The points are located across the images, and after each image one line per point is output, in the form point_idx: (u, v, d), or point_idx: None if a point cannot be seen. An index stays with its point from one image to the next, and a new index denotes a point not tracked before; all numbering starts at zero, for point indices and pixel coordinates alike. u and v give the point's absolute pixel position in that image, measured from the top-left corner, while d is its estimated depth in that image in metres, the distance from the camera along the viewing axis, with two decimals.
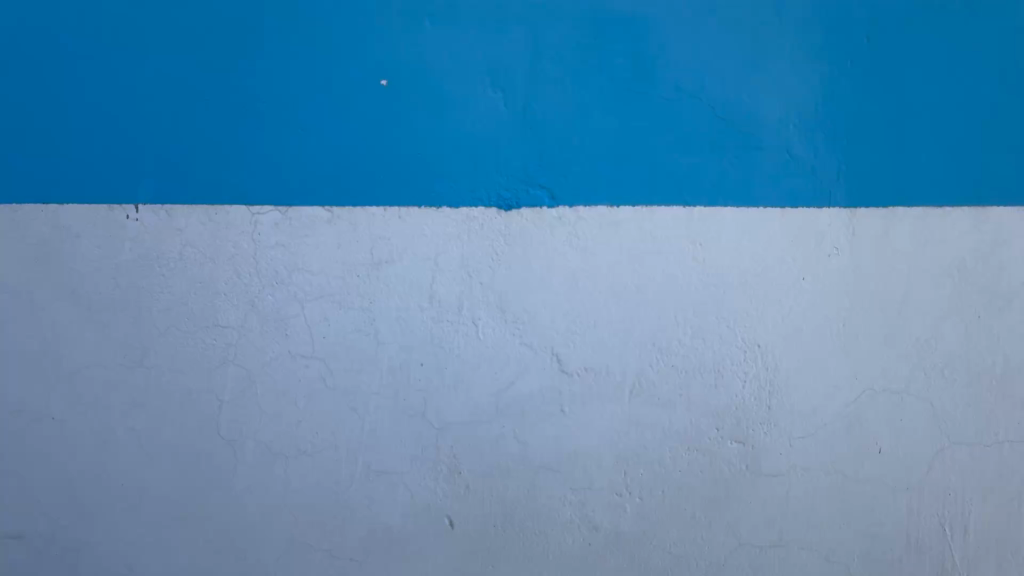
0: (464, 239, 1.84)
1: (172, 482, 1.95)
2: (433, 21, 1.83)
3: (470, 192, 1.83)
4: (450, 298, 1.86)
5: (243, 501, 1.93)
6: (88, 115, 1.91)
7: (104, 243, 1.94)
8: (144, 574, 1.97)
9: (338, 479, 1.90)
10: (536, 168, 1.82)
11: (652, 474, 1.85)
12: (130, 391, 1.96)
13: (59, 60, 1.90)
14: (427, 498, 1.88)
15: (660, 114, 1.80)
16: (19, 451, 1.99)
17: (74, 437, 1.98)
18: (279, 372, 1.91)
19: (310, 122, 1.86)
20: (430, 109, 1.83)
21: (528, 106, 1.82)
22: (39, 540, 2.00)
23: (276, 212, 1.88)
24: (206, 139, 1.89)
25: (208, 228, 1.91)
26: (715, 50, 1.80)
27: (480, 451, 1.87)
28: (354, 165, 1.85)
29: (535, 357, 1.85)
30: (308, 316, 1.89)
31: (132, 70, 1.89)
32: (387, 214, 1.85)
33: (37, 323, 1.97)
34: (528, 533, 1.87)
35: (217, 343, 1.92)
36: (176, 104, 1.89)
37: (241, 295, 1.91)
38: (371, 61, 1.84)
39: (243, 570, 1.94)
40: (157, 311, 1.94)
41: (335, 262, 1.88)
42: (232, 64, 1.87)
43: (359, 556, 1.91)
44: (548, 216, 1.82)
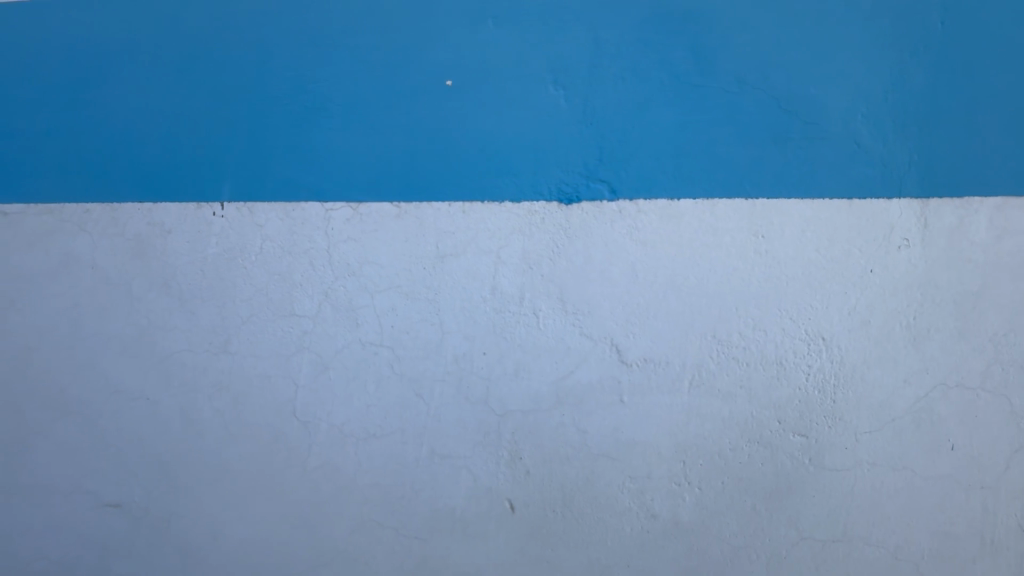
0: (526, 232, 1.90)
1: (253, 459, 2.10)
2: (496, 22, 1.90)
3: (532, 187, 1.89)
4: (512, 290, 1.93)
5: (316, 479, 2.06)
6: (178, 120, 2.08)
7: (193, 238, 2.10)
8: (227, 543, 2.14)
9: (405, 461, 2.00)
10: (596, 162, 1.86)
11: (711, 465, 1.86)
12: (215, 375, 2.12)
13: (155, 71, 2.09)
14: (489, 482, 1.96)
15: (720, 106, 1.81)
16: (119, 427, 2.20)
17: (166, 416, 2.16)
18: (350, 359, 2.03)
19: (378, 122, 1.96)
20: (492, 107, 1.90)
21: (588, 101, 1.86)
22: (136, 509, 2.20)
23: (347, 207, 1.99)
24: (283, 140, 2.01)
25: (286, 223, 2.04)
26: (777, 41, 1.79)
27: (540, 438, 1.93)
28: (420, 162, 1.94)
29: (595, 347, 1.89)
30: (377, 306, 2.00)
31: (218, 77, 2.05)
32: (452, 209, 1.93)
33: (134, 311, 2.16)
34: (587, 518, 1.92)
35: (294, 331, 2.06)
36: (257, 108, 2.03)
37: (316, 286, 2.04)
38: (437, 63, 1.92)
39: (316, 544, 2.07)
40: (240, 300, 2.09)
41: (403, 255, 1.98)
42: (307, 69, 1.99)
43: (424, 536, 2.01)
44: (609, 209, 1.86)
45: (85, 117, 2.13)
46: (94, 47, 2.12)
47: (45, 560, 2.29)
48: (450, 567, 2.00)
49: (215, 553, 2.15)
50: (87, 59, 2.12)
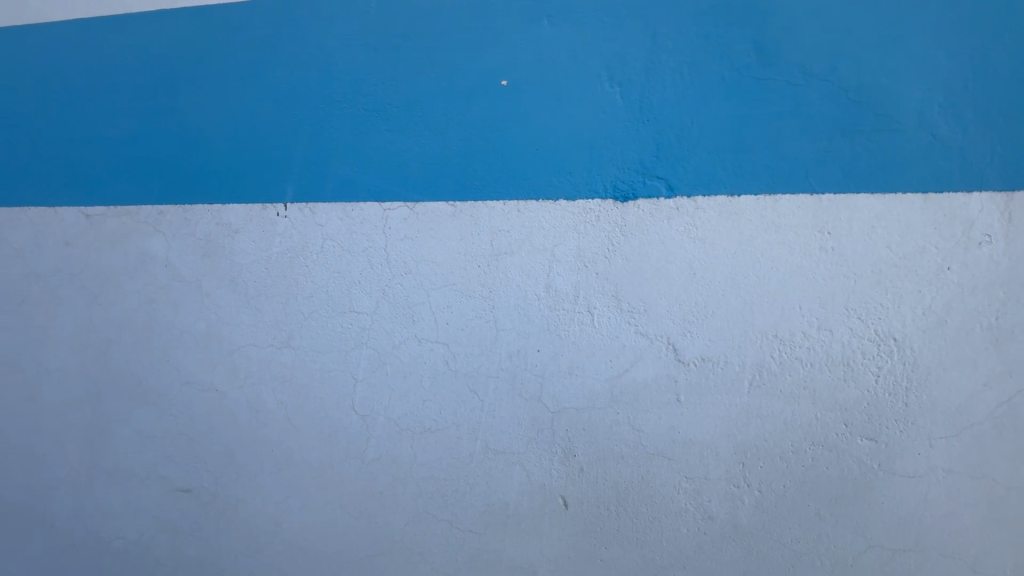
0: (581, 230, 1.91)
1: (313, 450, 2.18)
2: (551, 21, 1.90)
3: (587, 185, 1.89)
4: (567, 288, 1.93)
5: (373, 470, 2.12)
6: (245, 125, 2.18)
7: (258, 238, 2.20)
8: (289, 529, 2.23)
9: (459, 456, 2.04)
10: (652, 159, 1.84)
11: (772, 467, 1.82)
12: (279, 368, 2.22)
13: (225, 79, 2.19)
14: (543, 478, 1.98)
15: (784, 99, 1.76)
16: (190, 417, 2.32)
17: (232, 407, 2.27)
18: (406, 355, 2.08)
19: (435, 123, 2.00)
20: (548, 106, 1.91)
21: (645, 98, 1.84)
22: (205, 495, 2.32)
23: (405, 207, 2.04)
24: (344, 142, 2.08)
25: (346, 223, 2.11)
26: (845, 30, 1.73)
27: (594, 436, 1.93)
28: (475, 161, 1.97)
29: (650, 346, 1.88)
30: (433, 303, 2.05)
31: (283, 83, 2.13)
32: (507, 207, 1.96)
33: (204, 307, 2.28)
34: (642, 518, 1.91)
35: (353, 326, 2.13)
36: (319, 112, 2.10)
37: (374, 284, 2.10)
38: (493, 63, 1.95)
39: (373, 534, 2.14)
40: (302, 297, 2.18)
41: (459, 254, 2.01)
42: (367, 73, 2.06)
43: (478, 529, 2.04)
44: (666, 206, 1.84)
45: (160, 124, 2.26)
46: (168, 57, 2.25)
47: (124, 539, 2.45)
48: (503, 561, 2.03)
49: (277, 539, 2.25)
50: (162, 69, 2.26)
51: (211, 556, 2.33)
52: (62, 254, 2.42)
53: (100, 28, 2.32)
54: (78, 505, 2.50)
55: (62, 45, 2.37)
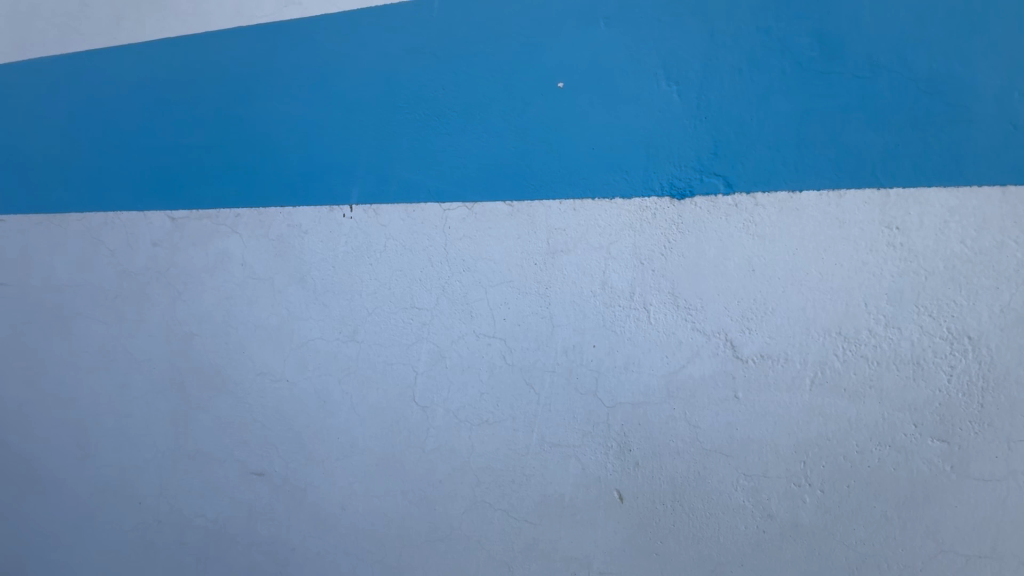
0: (637, 228, 1.93)
1: (376, 438, 2.31)
2: (607, 23, 1.94)
3: (643, 183, 1.91)
4: (622, 285, 1.97)
5: (433, 460, 2.22)
6: (314, 132, 2.32)
7: (326, 237, 2.34)
8: (353, 512, 2.36)
9: (516, 447, 2.11)
10: (710, 156, 1.84)
11: (835, 466, 1.79)
12: (345, 360, 2.35)
13: (296, 89, 2.34)
14: (598, 471, 2.02)
15: (849, 92, 1.73)
16: (263, 405, 2.50)
17: (301, 396, 2.43)
18: (465, 349, 2.16)
19: (493, 126, 2.07)
20: (604, 106, 1.95)
21: (702, 95, 1.85)
22: (276, 478, 2.49)
23: (463, 207, 2.13)
24: (406, 146, 2.19)
25: (407, 223, 2.21)
26: (915, 19, 1.69)
27: (650, 431, 1.96)
28: (532, 162, 2.03)
29: (708, 342, 1.88)
30: (491, 299, 2.12)
31: (349, 91, 2.26)
32: (564, 206, 2.01)
33: (276, 302, 2.45)
34: (699, 514, 1.92)
35: (414, 321, 2.23)
36: (383, 117, 2.22)
37: (434, 280, 2.20)
38: (550, 66, 2.00)
39: (432, 520, 2.24)
40: (366, 293, 2.30)
41: (516, 251, 2.08)
42: (428, 80, 2.15)
43: (534, 519, 2.10)
44: (724, 203, 1.84)
45: (237, 133, 2.44)
46: (245, 70, 2.42)
47: (203, 517, 2.65)
48: (558, 551, 2.08)
49: (343, 522, 2.38)
50: (239, 82, 2.43)
51: (281, 535, 2.50)
52: (150, 254, 2.65)
53: (184, 45, 2.53)
54: (163, 484, 2.72)
55: (151, 62, 2.60)
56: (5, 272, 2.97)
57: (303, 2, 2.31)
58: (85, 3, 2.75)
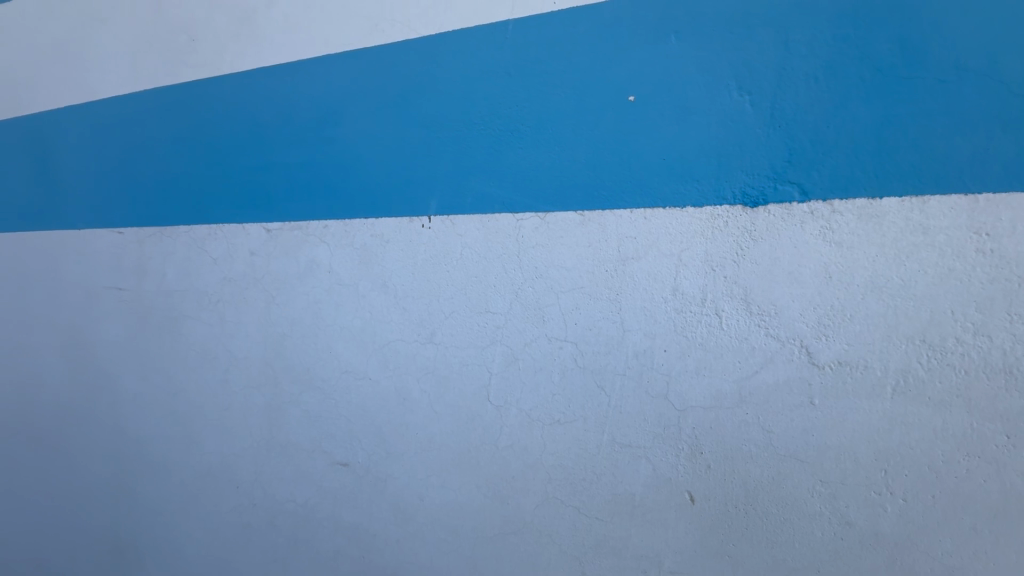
0: (709, 235, 1.98)
1: (453, 435, 2.46)
2: (678, 37, 2.00)
3: (714, 192, 1.96)
4: (694, 291, 2.02)
5: (506, 456, 2.35)
6: (395, 149, 2.50)
7: (406, 247, 2.52)
8: (431, 503, 2.53)
9: (587, 447, 2.20)
10: (784, 164, 1.87)
11: (919, 476, 1.76)
12: (423, 361, 2.52)
13: (379, 109, 2.54)
14: (669, 472, 2.07)
15: (933, 98, 1.71)
16: (348, 401, 2.71)
17: (383, 393, 2.62)
18: (537, 352, 2.28)
19: (565, 139, 2.17)
20: (674, 118, 2.01)
21: (776, 104, 1.88)
22: (360, 469, 2.70)
23: (536, 217, 2.24)
24: (481, 160, 2.32)
25: (482, 232, 2.35)
26: (1007, 20, 1.64)
27: (722, 434, 1.99)
28: (603, 173, 2.11)
29: (782, 348, 1.90)
30: (563, 305, 2.22)
31: (428, 110, 2.43)
32: (634, 215, 2.08)
33: (360, 306, 2.66)
34: (773, 518, 1.94)
35: (489, 325, 2.37)
36: (460, 133, 2.37)
37: (508, 286, 2.32)
38: (621, 81, 2.09)
39: (506, 513, 2.36)
40: (443, 298, 2.46)
41: (587, 258, 2.17)
42: (502, 97, 2.29)
43: (604, 517, 2.18)
44: (799, 210, 1.86)
45: (326, 151, 2.67)
46: (333, 94, 2.64)
47: (293, 502, 2.89)
48: (629, 548, 2.15)
49: (421, 512, 2.55)
50: (328, 104, 2.66)
51: (364, 522, 2.70)
52: (248, 262, 2.93)
53: (278, 72, 2.78)
54: (258, 471, 2.99)
55: (249, 89, 2.88)
56: (124, 279, 3.36)
57: (386, 30, 2.50)
58: (191, 37, 3.06)
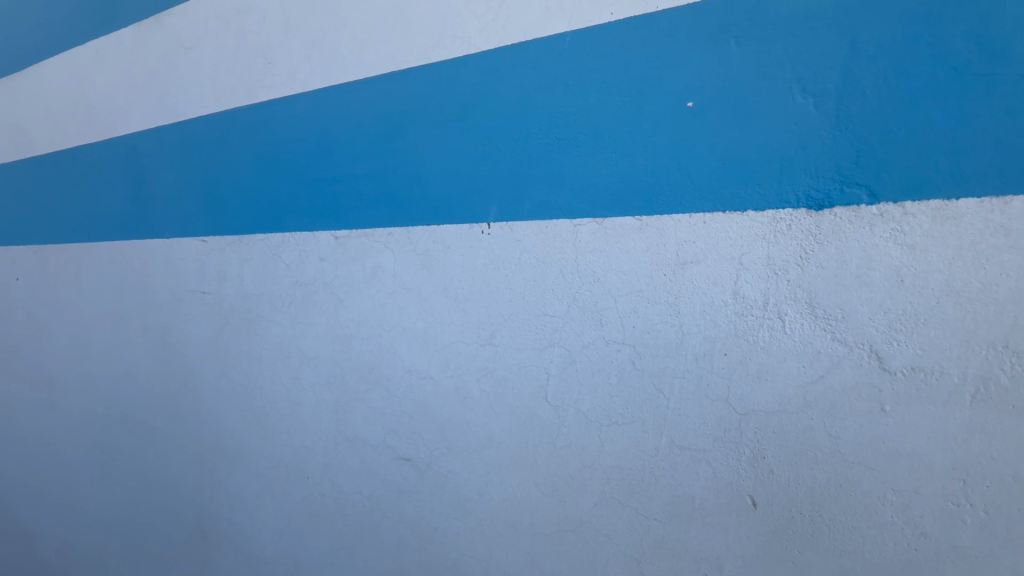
0: (771, 239, 1.97)
1: (511, 433, 2.54)
2: (738, 42, 2.01)
3: (777, 196, 1.95)
4: (755, 295, 2.02)
5: (564, 455, 2.41)
6: (456, 159, 2.62)
7: (466, 252, 2.63)
8: (490, 499, 2.62)
9: (645, 448, 2.23)
10: (851, 166, 1.84)
11: (1002, 488, 1.69)
12: (483, 361, 2.62)
13: (441, 121, 2.67)
14: (730, 476, 2.07)
15: (1015, 94, 1.65)
16: (410, 399, 2.85)
17: (444, 392, 2.74)
18: (595, 354, 2.33)
19: (623, 146, 2.22)
20: (735, 122, 2.02)
21: (842, 106, 1.86)
22: (422, 464, 2.83)
23: (593, 223, 2.30)
24: (539, 167, 2.41)
25: (540, 237, 2.43)
26: None
27: (785, 439, 1.98)
28: (661, 178, 2.15)
29: (850, 353, 1.87)
30: (620, 308, 2.27)
31: (488, 120, 2.54)
32: (693, 219, 2.10)
33: (422, 308, 2.80)
34: (840, 526, 1.91)
35: (547, 328, 2.44)
36: (519, 142, 2.46)
37: (566, 289, 2.39)
38: (680, 87, 2.11)
39: (564, 511, 2.43)
40: (502, 301, 2.56)
41: (645, 263, 2.21)
42: (560, 107, 2.36)
43: (663, 519, 2.20)
44: (867, 212, 1.83)
45: (391, 163, 2.83)
46: (397, 108, 2.80)
47: (359, 494, 3.06)
48: (688, 551, 2.16)
49: (480, 507, 2.65)
50: (393, 118, 2.82)
51: (425, 515, 2.83)
52: (318, 267, 3.14)
53: (347, 89, 2.97)
54: (327, 463, 3.19)
55: (320, 105, 3.09)
56: (207, 283, 3.66)
57: (448, 46, 2.63)
58: (267, 60, 3.32)
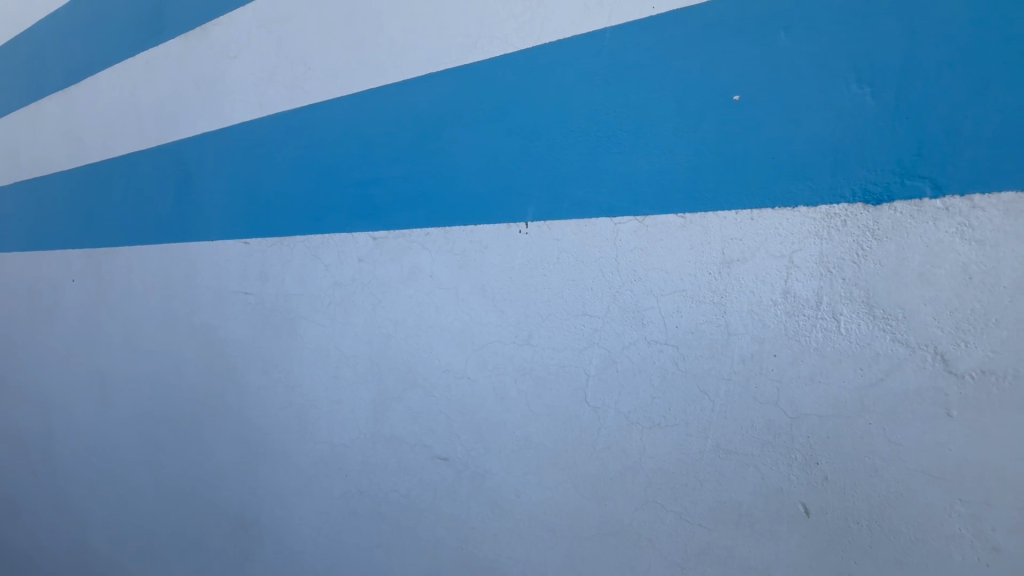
0: (824, 235, 1.90)
1: (549, 434, 2.52)
2: (788, 32, 1.94)
3: (831, 190, 1.87)
4: (807, 294, 1.94)
5: (604, 458, 2.37)
6: (493, 158, 2.62)
7: (504, 252, 2.62)
8: (527, 501, 2.60)
9: (689, 452, 2.17)
10: (913, 158, 1.75)
11: None
12: (520, 361, 2.61)
13: (478, 121, 2.67)
14: (780, 482, 2.00)
15: None
16: (447, 399, 2.86)
17: (481, 392, 2.74)
18: (636, 355, 2.28)
19: (665, 142, 2.17)
20: (785, 115, 1.95)
21: (902, 95, 1.77)
22: (458, 464, 2.84)
23: (634, 221, 2.26)
24: (578, 165, 2.38)
25: (579, 236, 2.40)
26: None
27: (840, 445, 1.89)
28: (706, 175, 2.09)
29: (912, 355, 1.78)
30: (663, 308, 2.22)
31: (525, 119, 2.52)
32: (740, 216, 2.04)
33: (459, 308, 2.81)
34: (902, 538, 1.81)
35: (586, 328, 2.41)
36: (557, 141, 2.44)
37: (605, 289, 2.36)
38: (726, 80, 2.06)
39: (603, 514, 2.39)
40: (540, 301, 2.54)
41: (689, 261, 2.15)
42: (600, 103, 2.33)
43: (708, 525, 2.14)
44: (931, 207, 1.73)
45: (428, 163, 2.85)
46: (434, 109, 2.82)
47: (396, 492, 3.09)
48: (735, 559, 2.09)
49: (517, 508, 2.64)
50: (430, 119, 2.84)
51: (462, 515, 2.83)
52: (357, 267, 3.19)
53: (385, 92, 3.02)
54: (364, 461, 3.24)
55: (359, 109, 3.14)
56: (250, 284, 3.77)
57: (485, 47, 2.64)
58: (307, 66, 3.40)
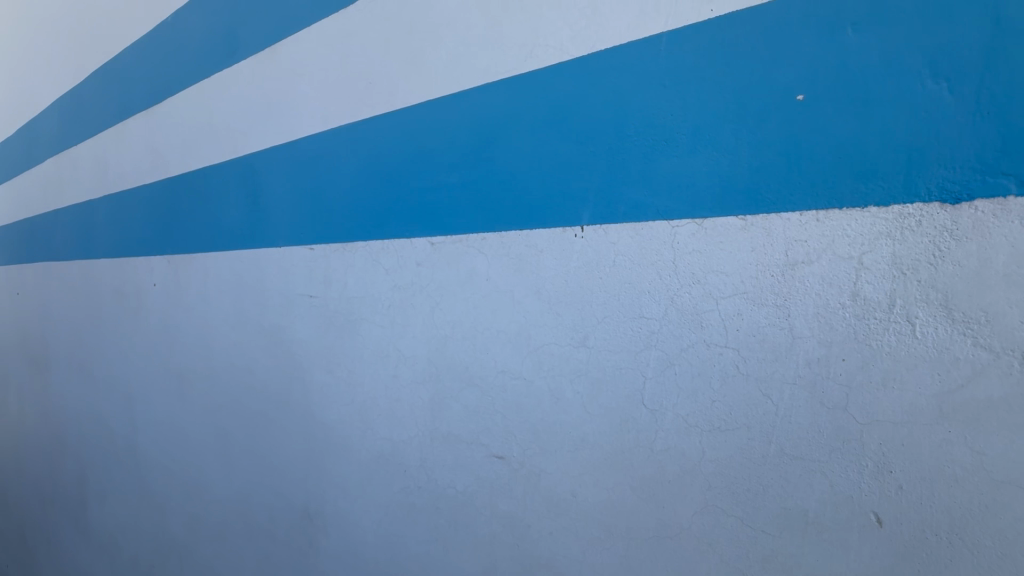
0: (897, 236, 1.84)
1: (606, 435, 2.55)
2: (856, 28, 1.90)
3: (904, 189, 1.82)
4: (878, 296, 1.88)
5: (662, 460, 2.38)
6: (549, 164, 2.69)
7: (560, 255, 2.68)
8: (584, 501, 2.64)
9: (752, 456, 2.15)
10: (995, 154, 1.67)
11: None
12: (576, 363, 2.65)
13: (534, 128, 2.74)
14: (850, 490, 1.94)
15: None
16: (503, 399, 2.94)
17: (537, 393, 2.80)
18: (695, 358, 2.28)
19: (725, 144, 2.17)
20: (854, 113, 1.90)
21: (983, 89, 1.70)
22: (515, 462, 2.91)
23: (693, 223, 2.26)
24: (634, 168, 2.40)
25: (636, 239, 2.42)
26: None
27: (916, 453, 1.83)
28: (769, 176, 2.07)
29: (996, 361, 1.70)
30: (723, 311, 2.20)
31: (582, 124, 2.57)
32: (805, 218, 2.00)
33: (515, 310, 2.88)
34: (987, 552, 1.73)
35: (643, 330, 2.42)
36: (613, 145, 2.47)
37: (663, 292, 2.36)
38: (789, 80, 2.03)
39: (662, 517, 2.39)
40: (596, 303, 2.58)
41: (750, 264, 2.13)
42: (656, 107, 2.34)
43: (772, 531, 2.11)
44: (1018, 205, 1.65)
45: (485, 170, 2.95)
46: (491, 118, 2.92)
47: (453, 489, 3.20)
48: (802, 567, 2.05)
49: (573, 507, 2.68)
50: (487, 127, 2.94)
51: (518, 513, 2.90)
52: (416, 271, 3.33)
53: (444, 102, 3.14)
54: (423, 458, 3.36)
55: (418, 119, 3.29)
56: (315, 287, 4.00)
57: (540, 55, 2.71)
58: (369, 80, 3.59)
